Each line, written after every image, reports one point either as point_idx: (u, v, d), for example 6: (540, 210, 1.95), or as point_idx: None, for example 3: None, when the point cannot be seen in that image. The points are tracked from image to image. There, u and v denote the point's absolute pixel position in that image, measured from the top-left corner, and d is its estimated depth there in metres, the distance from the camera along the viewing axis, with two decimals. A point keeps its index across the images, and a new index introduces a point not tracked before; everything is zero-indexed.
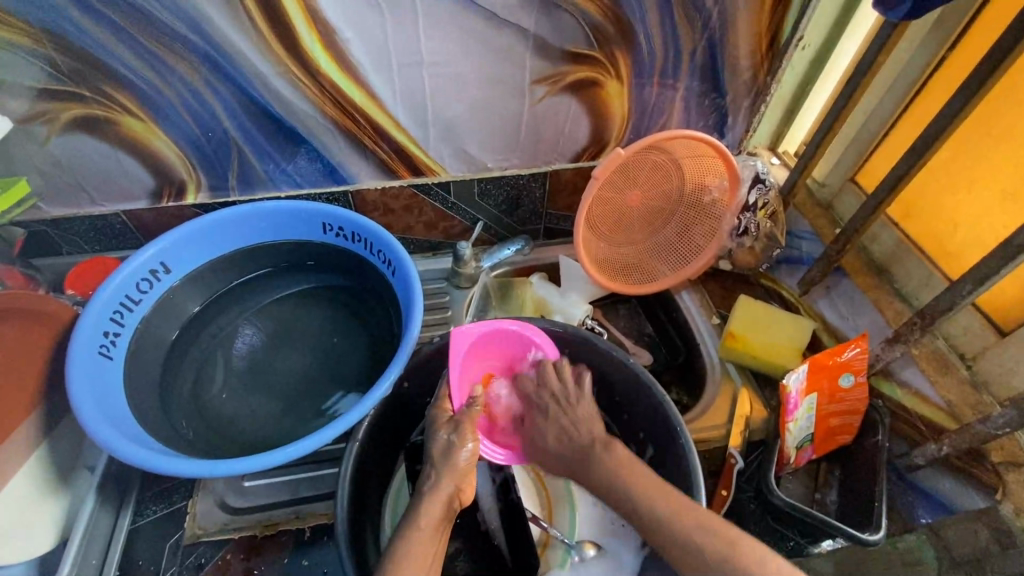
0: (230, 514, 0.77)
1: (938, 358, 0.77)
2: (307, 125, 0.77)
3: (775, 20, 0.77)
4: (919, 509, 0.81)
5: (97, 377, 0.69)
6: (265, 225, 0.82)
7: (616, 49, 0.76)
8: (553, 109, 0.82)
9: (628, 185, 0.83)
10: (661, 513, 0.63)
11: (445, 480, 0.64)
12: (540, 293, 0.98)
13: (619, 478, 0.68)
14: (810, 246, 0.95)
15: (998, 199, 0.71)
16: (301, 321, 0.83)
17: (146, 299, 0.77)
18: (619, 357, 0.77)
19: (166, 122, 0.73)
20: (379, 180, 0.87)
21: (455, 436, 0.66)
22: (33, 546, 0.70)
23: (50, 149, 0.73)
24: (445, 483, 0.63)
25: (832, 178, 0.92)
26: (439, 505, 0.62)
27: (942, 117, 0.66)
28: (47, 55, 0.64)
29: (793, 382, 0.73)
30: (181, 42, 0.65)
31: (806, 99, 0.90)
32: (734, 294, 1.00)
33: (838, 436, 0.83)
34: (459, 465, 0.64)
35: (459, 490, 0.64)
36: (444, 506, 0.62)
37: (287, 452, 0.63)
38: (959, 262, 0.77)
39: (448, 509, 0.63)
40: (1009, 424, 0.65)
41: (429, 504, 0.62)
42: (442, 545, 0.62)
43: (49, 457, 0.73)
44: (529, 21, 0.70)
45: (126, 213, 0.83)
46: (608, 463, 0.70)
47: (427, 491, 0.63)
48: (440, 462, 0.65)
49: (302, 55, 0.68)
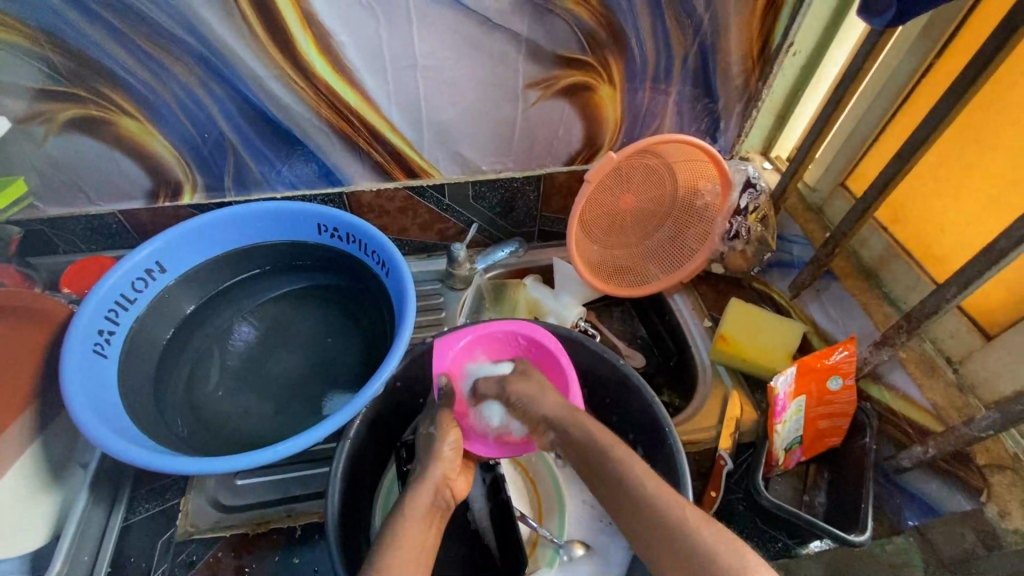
0: (222, 513, 0.78)
1: (925, 361, 0.78)
2: (302, 127, 0.77)
3: (766, 26, 0.78)
4: (906, 511, 0.82)
5: (91, 375, 0.70)
6: (259, 225, 0.82)
7: (609, 54, 0.77)
8: (546, 113, 0.83)
9: (621, 188, 0.84)
10: (639, 492, 0.59)
11: (434, 469, 0.67)
12: (533, 294, 0.99)
13: (608, 450, 0.64)
14: (802, 250, 0.95)
15: (986, 202, 0.71)
16: (295, 321, 0.84)
17: (141, 298, 0.78)
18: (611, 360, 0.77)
19: (163, 123, 0.74)
20: (373, 182, 0.88)
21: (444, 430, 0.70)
22: (25, 542, 0.71)
23: (48, 149, 0.74)
24: (434, 470, 0.67)
25: (822, 183, 0.93)
26: (429, 491, 0.65)
27: (928, 122, 0.67)
28: (45, 57, 0.64)
29: (781, 384, 0.73)
30: (176, 44, 0.66)
31: (798, 104, 0.91)
32: (726, 296, 1.01)
33: (826, 438, 0.84)
34: (446, 454, 0.68)
35: (447, 477, 0.67)
36: (431, 497, 0.65)
37: (277, 451, 0.63)
38: (945, 266, 0.78)
39: (435, 501, 0.65)
40: (993, 427, 0.65)
41: (416, 493, 0.65)
42: (434, 534, 0.63)
43: (43, 454, 0.73)
44: (522, 26, 0.71)
45: (122, 212, 0.84)
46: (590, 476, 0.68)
47: (419, 479, 0.66)
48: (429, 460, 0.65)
49: (297, 57, 0.69)
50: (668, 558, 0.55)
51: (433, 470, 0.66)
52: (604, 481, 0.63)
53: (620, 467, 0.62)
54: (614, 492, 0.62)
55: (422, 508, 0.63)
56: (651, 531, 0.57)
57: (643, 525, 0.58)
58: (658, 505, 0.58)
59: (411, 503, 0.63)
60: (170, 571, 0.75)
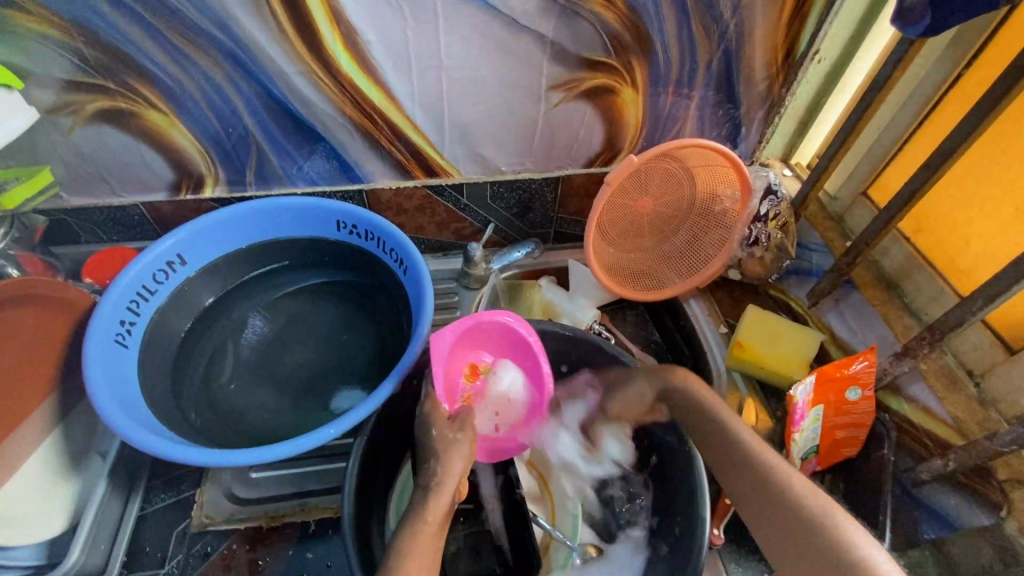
0: (236, 505, 0.79)
1: (947, 374, 0.78)
2: (326, 124, 0.78)
3: (792, 32, 0.77)
4: (923, 525, 0.80)
5: (113, 365, 0.71)
6: (278, 220, 0.83)
7: (633, 57, 0.77)
8: (567, 114, 0.83)
9: (640, 192, 0.84)
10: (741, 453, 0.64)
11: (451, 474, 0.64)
12: (548, 296, 0.99)
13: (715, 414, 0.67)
14: (820, 258, 0.95)
15: (1008, 220, 0.72)
16: (312, 316, 0.84)
17: (162, 290, 0.78)
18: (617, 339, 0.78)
19: (188, 117, 0.74)
20: (393, 180, 0.88)
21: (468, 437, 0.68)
22: (42, 530, 0.71)
23: (74, 140, 0.75)
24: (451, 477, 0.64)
25: (844, 192, 0.93)
26: (447, 498, 0.63)
27: (957, 133, 0.66)
28: (76, 47, 0.65)
29: (801, 393, 0.74)
30: (205, 38, 0.66)
31: (820, 111, 0.90)
32: (742, 303, 1.00)
33: (842, 448, 0.82)
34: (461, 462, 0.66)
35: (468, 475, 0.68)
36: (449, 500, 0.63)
37: (294, 445, 0.64)
38: (969, 278, 0.77)
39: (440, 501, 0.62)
40: (1016, 442, 0.65)
41: None
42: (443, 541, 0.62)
43: (61, 442, 0.74)
44: (548, 27, 0.71)
45: (145, 204, 0.85)
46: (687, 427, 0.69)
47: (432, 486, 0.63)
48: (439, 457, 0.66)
49: (323, 54, 0.69)
50: (769, 523, 0.59)
51: (449, 481, 0.64)
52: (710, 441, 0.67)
53: (730, 425, 0.66)
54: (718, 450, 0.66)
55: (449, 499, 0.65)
56: (752, 486, 0.61)
57: (749, 482, 0.62)
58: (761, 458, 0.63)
59: (432, 505, 0.62)
60: (185, 562, 0.76)
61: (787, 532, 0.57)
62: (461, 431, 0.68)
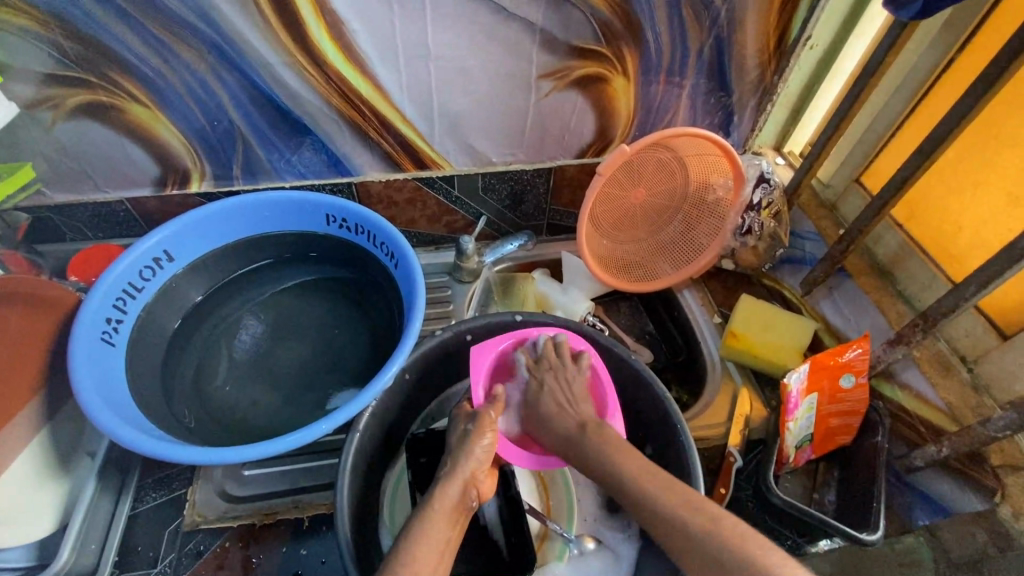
0: (229, 502, 0.78)
1: (939, 360, 0.78)
2: (313, 116, 0.77)
3: (784, 18, 0.77)
4: (917, 511, 0.81)
5: (99, 364, 0.69)
6: (266, 215, 0.81)
7: (624, 45, 0.76)
8: (558, 104, 0.82)
9: (633, 182, 0.83)
10: (633, 482, 0.62)
11: (447, 465, 0.67)
12: (541, 289, 0.99)
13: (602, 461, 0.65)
14: (814, 247, 0.94)
15: (1002, 205, 0.71)
16: (304, 310, 0.84)
17: (149, 286, 0.77)
18: (562, 349, 0.74)
19: (172, 110, 0.73)
20: (383, 173, 0.87)
21: (480, 426, 0.69)
22: (31, 530, 0.71)
23: (56, 135, 0.73)
24: (463, 466, 0.66)
25: (836, 180, 0.92)
26: (457, 488, 0.65)
27: (950, 118, 0.66)
28: (54, 40, 0.64)
29: (794, 381, 0.73)
30: (186, 29, 0.65)
31: (812, 99, 0.90)
32: (736, 293, 1.00)
33: (837, 436, 0.83)
34: (478, 453, 0.67)
35: (475, 476, 0.67)
36: (459, 492, 0.65)
37: (287, 442, 0.63)
38: (962, 265, 0.77)
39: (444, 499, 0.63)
40: (1009, 427, 0.66)
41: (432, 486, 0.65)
42: (457, 532, 0.64)
43: (49, 441, 0.73)
44: (537, 15, 0.70)
45: (130, 200, 0.83)
46: (593, 445, 0.67)
47: (446, 476, 0.66)
48: (458, 452, 0.68)
49: (309, 44, 0.68)
50: (686, 552, 0.56)
51: (463, 465, 0.66)
52: (602, 473, 0.65)
53: (626, 476, 0.63)
54: (635, 510, 0.62)
55: (444, 497, 0.64)
56: (667, 531, 0.58)
57: (672, 539, 0.57)
58: (668, 512, 0.59)
59: (440, 495, 0.64)
60: (177, 561, 0.75)
61: (698, 552, 0.55)
62: (471, 422, 0.70)
